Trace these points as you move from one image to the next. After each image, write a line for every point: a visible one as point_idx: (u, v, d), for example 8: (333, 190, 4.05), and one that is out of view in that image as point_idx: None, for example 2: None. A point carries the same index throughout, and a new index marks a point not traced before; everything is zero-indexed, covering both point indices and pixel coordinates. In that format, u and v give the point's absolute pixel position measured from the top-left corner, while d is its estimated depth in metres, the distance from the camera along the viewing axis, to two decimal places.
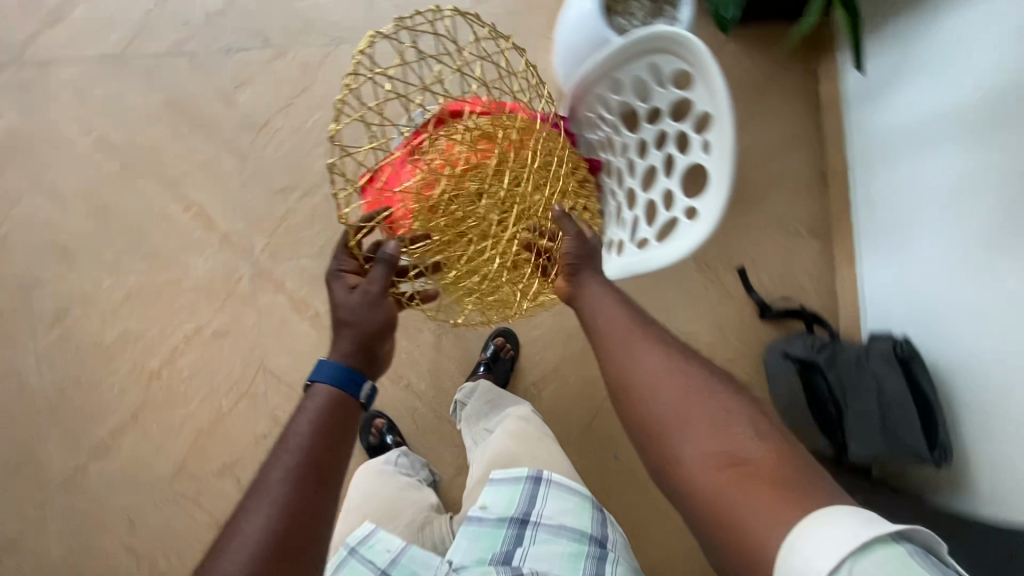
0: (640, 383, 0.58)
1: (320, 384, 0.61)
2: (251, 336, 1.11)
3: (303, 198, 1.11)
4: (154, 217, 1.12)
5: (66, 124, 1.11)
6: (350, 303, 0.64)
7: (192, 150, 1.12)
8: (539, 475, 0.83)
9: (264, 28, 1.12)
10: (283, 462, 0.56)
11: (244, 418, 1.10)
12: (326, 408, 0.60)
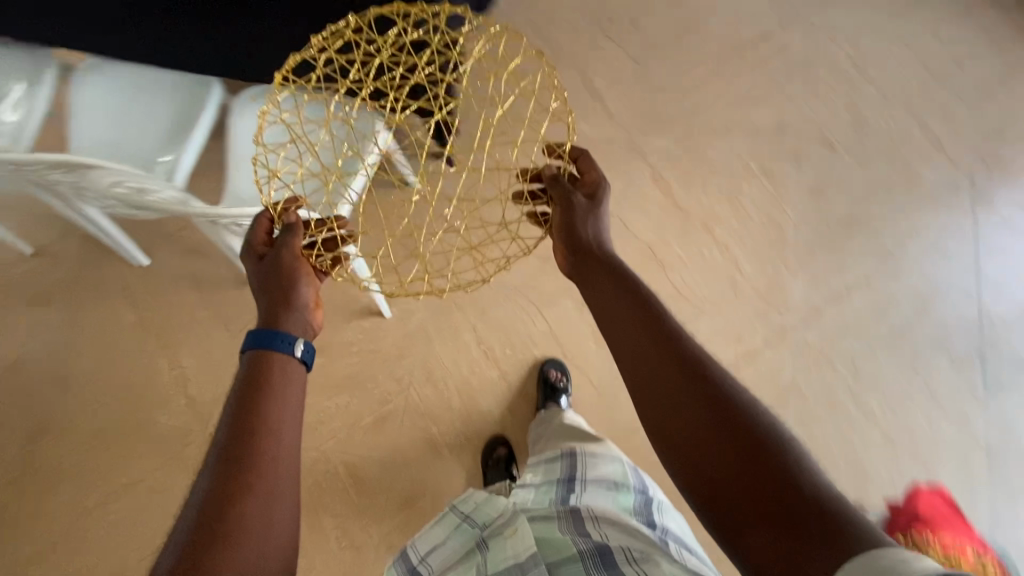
0: (671, 409, 0.54)
1: (279, 354, 0.61)
2: (575, 309, 1.27)
3: (729, 301, 1.27)
4: (652, 193, 1.33)
5: (775, 267, 1.29)
6: (266, 271, 0.68)
7: (758, 264, 1.29)
8: (573, 450, 0.92)
9: (955, 413, 1.21)
10: (260, 444, 0.53)
11: (508, 329, 1.26)
12: (283, 377, 0.59)
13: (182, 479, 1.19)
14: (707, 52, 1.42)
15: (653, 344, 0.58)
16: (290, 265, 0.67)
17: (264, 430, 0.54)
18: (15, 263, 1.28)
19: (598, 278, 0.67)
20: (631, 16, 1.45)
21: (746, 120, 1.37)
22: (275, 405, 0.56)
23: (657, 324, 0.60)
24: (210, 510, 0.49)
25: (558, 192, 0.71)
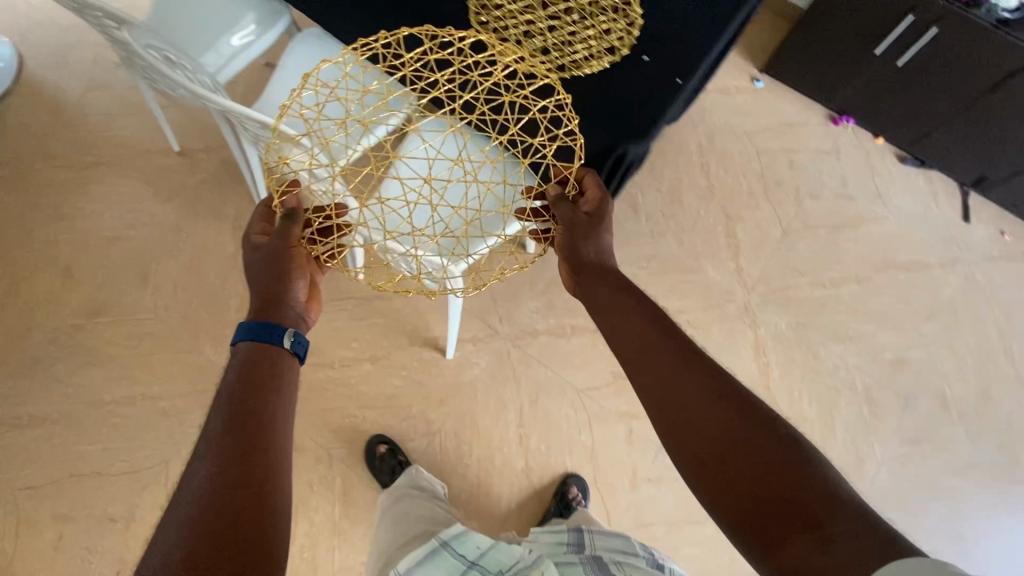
0: (694, 422, 0.60)
1: (286, 351, 0.65)
2: (625, 438, 1.21)
3: None
4: (748, 363, 1.27)
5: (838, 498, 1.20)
6: (264, 256, 0.68)
7: None
8: (582, 528, 0.85)
9: None
10: (266, 432, 0.56)
11: (553, 425, 1.21)
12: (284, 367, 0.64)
13: (197, 415, 1.19)
14: (857, 255, 1.38)
15: (672, 362, 0.65)
16: (288, 269, 0.68)
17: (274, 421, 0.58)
18: (160, 153, 1.36)
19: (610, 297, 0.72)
20: (798, 189, 1.43)
21: (869, 338, 1.31)
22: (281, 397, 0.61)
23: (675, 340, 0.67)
24: (224, 497, 0.50)
25: (561, 214, 0.73)
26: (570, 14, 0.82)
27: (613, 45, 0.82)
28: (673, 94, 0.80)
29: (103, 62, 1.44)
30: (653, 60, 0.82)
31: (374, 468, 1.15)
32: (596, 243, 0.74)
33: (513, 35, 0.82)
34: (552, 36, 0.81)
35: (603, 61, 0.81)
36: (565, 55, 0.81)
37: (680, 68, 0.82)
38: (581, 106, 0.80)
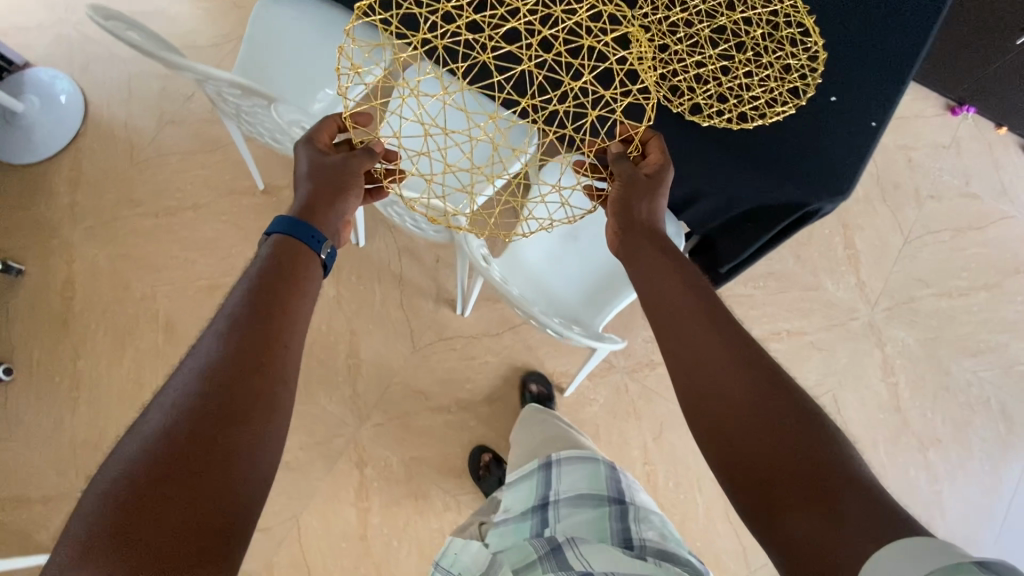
0: (724, 386, 0.58)
1: (307, 250, 0.66)
2: None
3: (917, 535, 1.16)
4: (876, 385, 1.23)
5: (977, 522, 1.18)
6: (325, 167, 0.69)
7: (960, 509, 1.18)
8: (550, 458, 0.87)
9: None
10: (276, 325, 0.58)
11: (680, 461, 1.18)
12: (305, 271, 0.65)
13: (319, 467, 1.16)
14: (985, 261, 1.30)
15: (709, 331, 0.62)
16: (342, 187, 0.69)
17: (280, 324, 0.58)
18: (245, 192, 1.30)
19: (651, 256, 0.70)
20: (917, 190, 1.34)
21: (999, 350, 1.26)
22: (291, 300, 0.60)
23: (716, 312, 0.64)
24: (219, 390, 0.51)
25: (619, 170, 0.69)
26: (746, 53, 0.74)
27: (799, 85, 0.73)
28: (871, 143, 0.72)
29: (171, 94, 1.36)
30: (843, 100, 0.73)
31: (478, 478, 1.15)
32: (648, 209, 0.71)
33: (682, 78, 0.74)
34: (728, 80, 0.73)
35: (789, 105, 0.72)
36: (744, 100, 0.73)
37: (875, 107, 0.73)
38: (768, 163, 0.73)
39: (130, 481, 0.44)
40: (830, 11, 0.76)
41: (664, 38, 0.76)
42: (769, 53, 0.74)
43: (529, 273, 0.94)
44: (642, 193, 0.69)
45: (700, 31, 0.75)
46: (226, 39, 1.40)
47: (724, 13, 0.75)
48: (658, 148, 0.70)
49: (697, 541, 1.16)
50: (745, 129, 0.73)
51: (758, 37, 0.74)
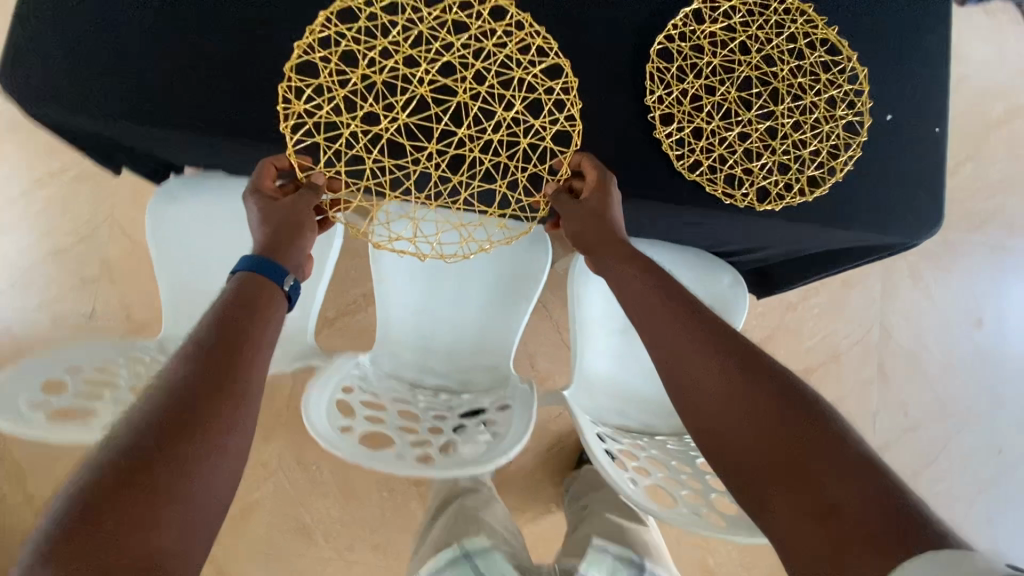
0: (703, 378, 0.56)
1: (265, 279, 0.56)
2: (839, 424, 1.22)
3: (982, 410, 1.26)
4: (909, 295, 1.26)
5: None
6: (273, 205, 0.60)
7: (1010, 369, 1.28)
8: (645, 565, 0.68)
9: None
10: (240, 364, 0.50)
11: None
12: (269, 306, 0.55)
13: None
14: (960, 132, 1.31)
15: (681, 326, 0.59)
16: (298, 237, 0.59)
17: (240, 364, 0.51)
18: None
19: (612, 265, 0.63)
20: None
21: (997, 211, 1.30)
22: (257, 331, 0.53)
23: (679, 304, 0.61)
24: (174, 414, 0.46)
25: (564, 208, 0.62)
26: (786, 103, 0.63)
27: (853, 118, 0.63)
28: (942, 154, 0.66)
29: (72, 322, 1.10)
30: (899, 117, 0.65)
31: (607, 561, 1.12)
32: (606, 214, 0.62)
33: (734, 162, 0.62)
34: (779, 143, 0.62)
35: (855, 146, 0.63)
36: (803, 157, 0.63)
37: (932, 111, 0.66)
38: (854, 218, 0.65)
39: (49, 546, 0.39)
40: (846, 18, 0.66)
41: (694, 120, 0.62)
42: (807, 93, 0.64)
43: (614, 388, 0.85)
44: (595, 202, 0.62)
45: (727, 97, 0.63)
46: (91, 225, 1.11)
47: (741, 64, 0.63)
48: (591, 167, 0.61)
49: None
50: (822, 194, 0.63)
51: (789, 79, 0.63)
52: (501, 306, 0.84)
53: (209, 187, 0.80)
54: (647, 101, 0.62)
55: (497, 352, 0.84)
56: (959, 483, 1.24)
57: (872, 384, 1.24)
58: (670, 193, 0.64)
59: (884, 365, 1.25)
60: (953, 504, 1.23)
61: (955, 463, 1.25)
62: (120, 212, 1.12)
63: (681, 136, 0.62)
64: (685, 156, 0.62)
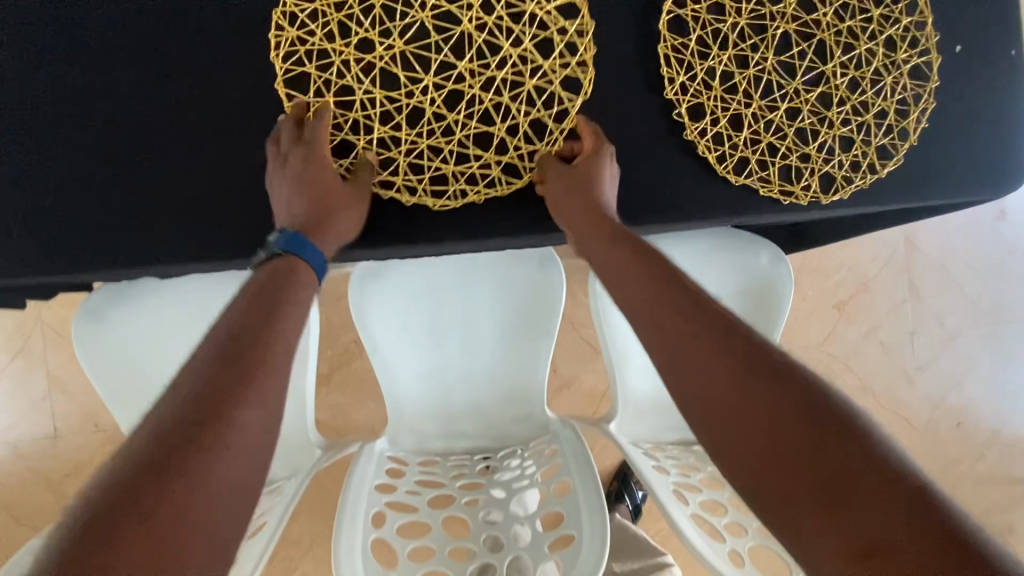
0: (688, 355, 0.40)
1: (303, 265, 0.45)
2: (880, 351, 1.16)
3: (1021, 304, 1.20)
4: None
5: None
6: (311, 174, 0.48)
7: None
8: None
9: None
10: (274, 339, 0.40)
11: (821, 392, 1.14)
12: (297, 286, 0.44)
13: None
14: None
15: (666, 304, 0.43)
16: (329, 195, 0.48)
17: (278, 337, 0.40)
18: None
19: (596, 240, 0.48)
20: None
21: None
22: (293, 309, 0.43)
23: (670, 289, 0.44)
24: (213, 384, 0.36)
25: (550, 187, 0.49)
26: (838, 57, 0.50)
27: (920, 60, 0.51)
28: (1019, 79, 0.54)
29: (34, 447, 0.96)
30: (969, 47, 0.53)
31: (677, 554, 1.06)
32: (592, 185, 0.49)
33: (787, 149, 0.50)
34: (838, 111, 0.50)
35: (926, 97, 0.51)
36: (867, 122, 0.51)
37: (1002, 30, 0.54)
38: (933, 180, 0.53)
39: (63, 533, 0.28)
40: None
41: (730, 105, 0.49)
42: (861, 38, 0.50)
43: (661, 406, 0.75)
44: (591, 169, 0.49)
45: (765, 66, 0.49)
46: (21, 334, 0.95)
47: (775, 18, 0.49)
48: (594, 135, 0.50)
49: None
50: (896, 166, 0.51)
51: (836, 25, 0.50)
52: (518, 345, 0.72)
53: (140, 295, 0.63)
54: (669, 93, 0.49)
55: (528, 397, 0.73)
56: (1008, 383, 1.19)
57: (907, 304, 1.16)
58: (713, 202, 0.52)
59: (915, 282, 1.17)
60: (1004, 407, 1.19)
61: (1002, 363, 1.19)
62: (49, 311, 0.95)
63: (718, 130, 0.49)
64: (726, 156, 0.50)
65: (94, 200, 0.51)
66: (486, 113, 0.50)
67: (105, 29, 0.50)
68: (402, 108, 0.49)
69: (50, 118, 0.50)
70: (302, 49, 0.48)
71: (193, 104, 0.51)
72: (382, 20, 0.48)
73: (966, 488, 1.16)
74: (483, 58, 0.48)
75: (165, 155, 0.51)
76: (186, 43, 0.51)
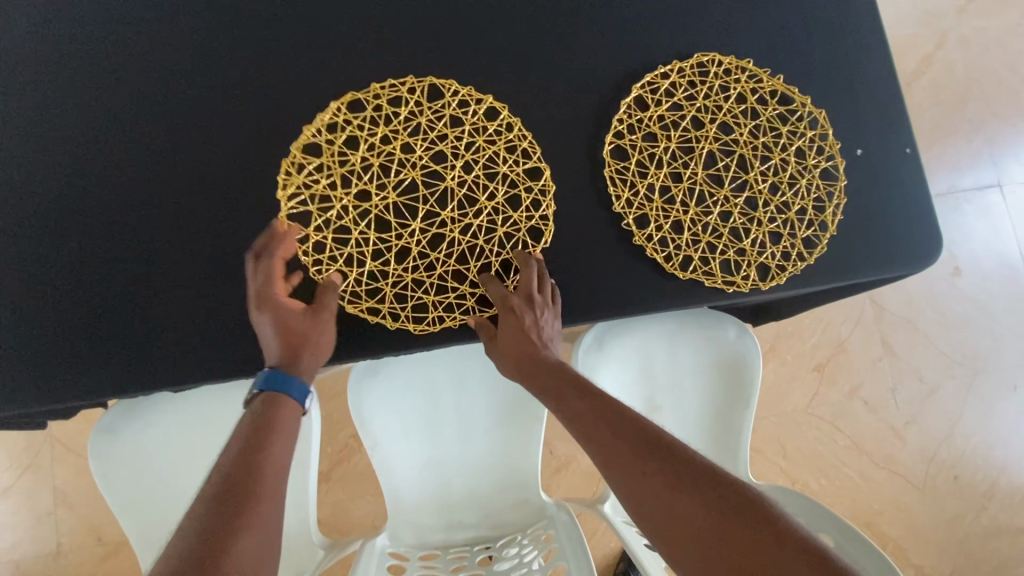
0: (637, 475, 0.47)
1: (286, 396, 0.52)
2: (865, 409, 1.19)
3: (992, 354, 1.25)
4: None
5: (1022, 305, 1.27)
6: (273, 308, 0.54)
7: (1005, 305, 1.27)
8: None
9: None
10: (259, 462, 0.46)
11: (814, 454, 1.16)
12: (281, 416, 0.51)
13: None
14: None
15: (612, 428, 0.50)
16: (290, 325, 0.53)
17: (265, 459, 0.47)
18: None
19: (553, 372, 0.56)
20: None
21: (944, 159, 1.30)
22: (281, 435, 0.49)
23: (615, 412, 0.52)
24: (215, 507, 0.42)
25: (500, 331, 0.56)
26: (769, 175, 0.59)
27: (828, 165, 0.60)
28: (918, 172, 0.63)
29: (36, 567, 0.96)
30: (868, 149, 0.63)
31: None
32: (530, 333, 0.56)
33: (724, 246, 0.58)
34: (765, 213, 0.59)
35: (839, 197, 0.60)
36: (794, 225, 0.59)
37: (897, 134, 0.64)
38: (858, 260, 0.61)
39: None
40: (786, 64, 0.63)
41: (670, 215, 0.58)
42: (775, 150, 0.60)
43: None
44: (527, 317, 0.56)
45: (696, 179, 0.58)
46: (29, 452, 0.98)
47: (699, 140, 0.59)
48: (538, 276, 0.57)
49: (878, 507, 1.15)
50: (822, 254, 0.59)
51: (752, 142, 0.60)
52: (509, 430, 0.77)
53: (141, 413, 0.68)
54: (617, 208, 0.58)
55: (522, 481, 0.76)
56: (996, 430, 1.21)
57: (883, 361, 1.21)
58: (666, 295, 0.59)
59: (887, 339, 1.22)
60: (998, 456, 1.20)
61: (986, 412, 1.22)
62: (59, 427, 0.99)
63: (663, 235, 0.58)
64: (672, 256, 0.58)
65: (115, 330, 0.57)
66: (462, 252, 0.58)
67: (131, 183, 0.58)
68: (392, 247, 0.57)
69: (80, 260, 0.57)
70: (307, 194, 0.56)
71: (205, 240, 0.58)
72: (379, 176, 0.57)
73: (975, 542, 1.16)
74: (462, 209, 0.58)
75: (181, 287, 0.58)
76: (201, 189, 0.59)
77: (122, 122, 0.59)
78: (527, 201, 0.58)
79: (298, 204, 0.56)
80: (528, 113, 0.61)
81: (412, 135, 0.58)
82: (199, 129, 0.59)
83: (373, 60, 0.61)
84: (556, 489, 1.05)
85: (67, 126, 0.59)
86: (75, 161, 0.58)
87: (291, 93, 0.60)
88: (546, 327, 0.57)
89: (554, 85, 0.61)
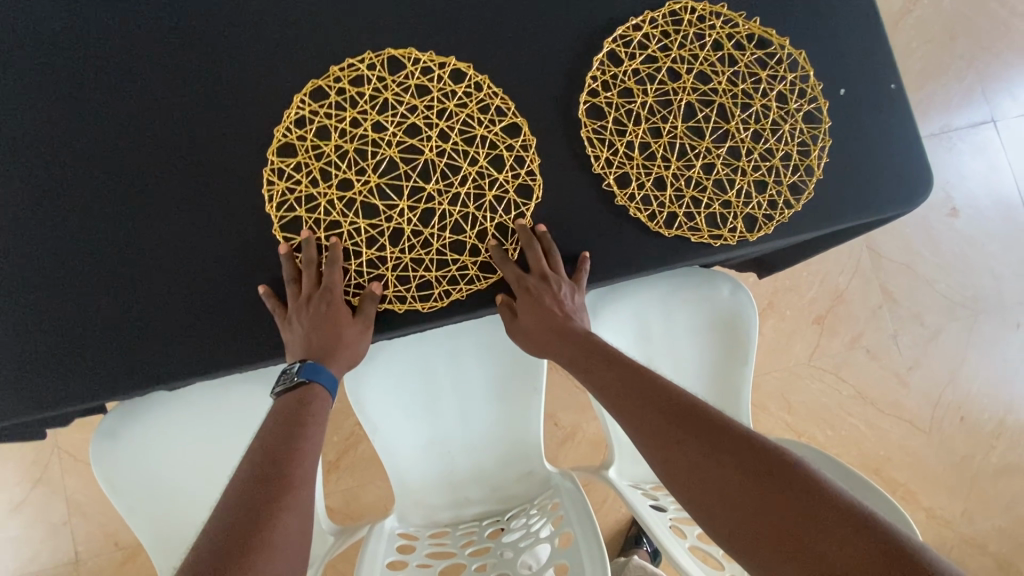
0: (666, 440, 0.47)
1: (320, 388, 0.53)
2: (867, 357, 1.19)
3: (993, 294, 1.24)
4: None
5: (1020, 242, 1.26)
6: (323, 306, 0.54)
7: (1004, 243, 1.26)
8: None
9: None
10: (296, 441, 0.49)
11: (819, 406, 1.16)
12: (313, 401, 0.52)
13: None
14: None
15: (639, 396, 0.50)
16: (341, 327, 0.54)
17: (301, 439, 0.49)
18: None
19: (579, 346, 0.56)
20: None
21: (937, 101, 1.27)
22: (315, 420, 0.52)
23: (642, 381, 0.52)
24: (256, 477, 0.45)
25: (524, 308, 0.55)
26: (756, 120, 0.58)
27: (810, 107, 0.59)
28: (904, 107, 0.62)
29: None
30: (852, 89, 0.61)
31: None
32: (548, 305, 0.55)
33: (709, 199, 0.57)
34: (749, 160, 0.57)
35: (821, 137, 0.58)
36: (780, 167, 0.58)
37: (882, 69, 0.62)
38: (846, 204, 0.59)
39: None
40: (762, 5, 0.61)
41: (651, 171, 0.57)
42: (755, 97, 0.58)
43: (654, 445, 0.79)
44: (545, 296, 0.55)
45: (677, 133, 0.57)
46: (36, 465, 0.98)
47: (677, 91, 0.58)
48: (553, 246, 0.57)
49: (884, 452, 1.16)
50: (809, 198, 0.58)
51: (732, 89, 0.58)
52: (510, 404, 0.76)
53: (140, 413, 0.68)
54: (596, 168, 0.57)
55: (527, 453, 0.77)
56: (998, 369, 1.21)
57: (883, 309, 1.21)
58: (656, 254, 0.58)
59: (887, 286, 1.21)
60: (1003, 394, 1.20)
61: (989, 352, 1.22)
62: (64, 438, 0.99)
63: (645, 193, 0.57)
64: (657, 213, 0.57)
65: (98, 333, 0.56)
66: (457, 223, 0.57)
67: (96, 183, 0.57)
68: (384, 231, 0.56)
69: (53, 266, 0.56)
70: (293, 197, 0.56)
71: (179, 236, 0.57)
72: (356, 162, 0.56)
73: (983, 480, 1.16)
74: (448, 179, 0.56)
75: (159, 286, 0.57)
76: (171, 186, 0.57)
77: (82, 118, 0.57)
78: (510, 160, 0.57)
79: (285, 208, 0.56)
80: (499, 80, 0.59)
81: (380, 114, 0.57)
82: (162, 123, 0.58)
83: (333, 37, 0.59)
84: (564, 461, 1.06)
85: (24, 128, 0.57)
86: (36, 166, 0.56)
87: (252, 77, 0.58)
88: (573, 299, 0.56)
89: (524, 48, 0.59)
